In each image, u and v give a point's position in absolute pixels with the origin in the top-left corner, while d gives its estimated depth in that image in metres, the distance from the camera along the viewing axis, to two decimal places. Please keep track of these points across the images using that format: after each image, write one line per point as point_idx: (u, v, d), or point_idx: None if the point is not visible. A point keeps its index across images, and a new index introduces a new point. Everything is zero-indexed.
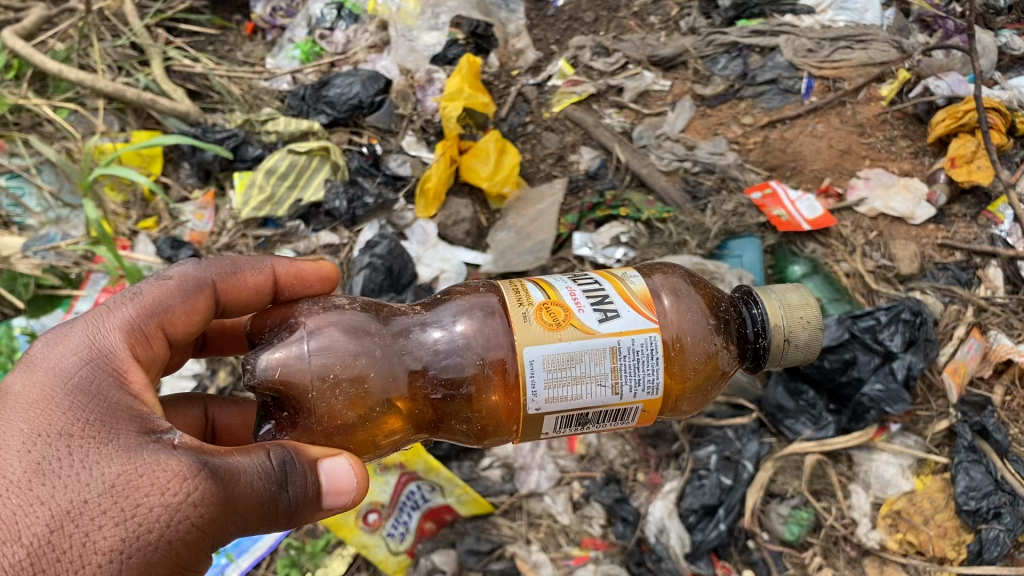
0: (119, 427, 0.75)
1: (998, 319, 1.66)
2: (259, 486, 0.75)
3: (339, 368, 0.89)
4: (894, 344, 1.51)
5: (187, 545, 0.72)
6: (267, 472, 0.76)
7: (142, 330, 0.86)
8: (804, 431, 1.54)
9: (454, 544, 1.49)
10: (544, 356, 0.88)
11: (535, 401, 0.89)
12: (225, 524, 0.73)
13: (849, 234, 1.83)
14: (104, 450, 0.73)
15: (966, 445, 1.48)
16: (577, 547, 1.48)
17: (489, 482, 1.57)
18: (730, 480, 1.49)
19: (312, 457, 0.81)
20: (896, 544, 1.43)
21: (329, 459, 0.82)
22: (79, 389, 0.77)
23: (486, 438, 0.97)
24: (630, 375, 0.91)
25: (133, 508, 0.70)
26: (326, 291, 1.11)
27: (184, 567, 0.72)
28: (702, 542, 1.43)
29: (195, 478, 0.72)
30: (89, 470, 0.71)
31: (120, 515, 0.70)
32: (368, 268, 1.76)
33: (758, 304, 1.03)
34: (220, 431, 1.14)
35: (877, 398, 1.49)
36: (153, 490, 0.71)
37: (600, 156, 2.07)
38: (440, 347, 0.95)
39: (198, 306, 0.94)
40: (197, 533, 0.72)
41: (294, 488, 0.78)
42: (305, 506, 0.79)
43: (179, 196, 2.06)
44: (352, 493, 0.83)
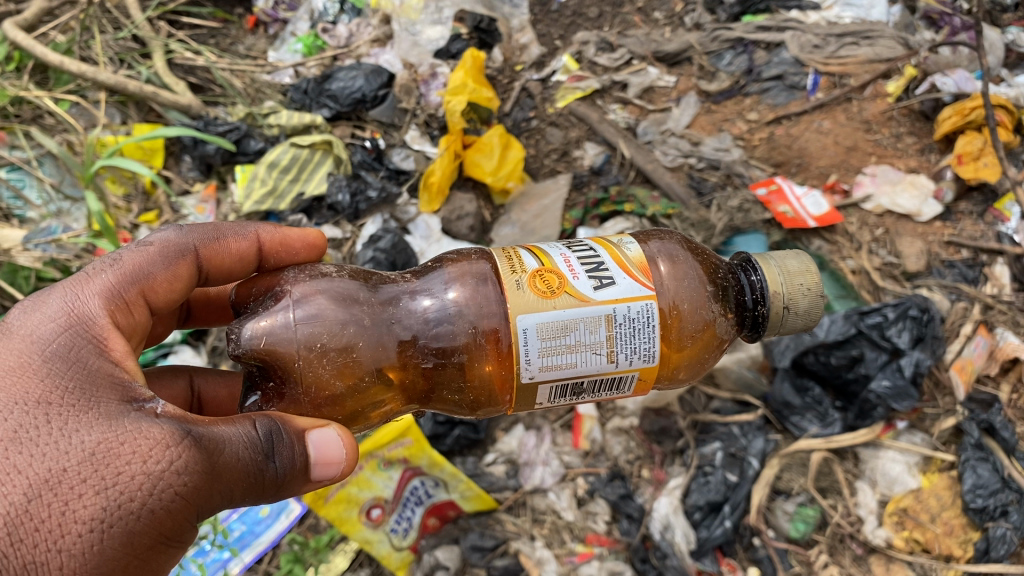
0: (99, 396, 0.74)
1: (1005, 317, 1.65)
2: (245, 456, 0.74)
3: (327, 338, 0.87)
4: (902, 340, 1.50)
5: (171, 515, 0.71)
6: (254, 442, 0.75)
7: (122, 296, 0.84)
8: (811, 428, 1.54)
9: (457, 540, 1.48)
10: (538, 324, 0.87)
11: (529, 370, 0.88)
12: (210, 494, 0.72)
13: (855, 231, 1.82)
14: (83, 418, 0.71)
15: (972, 443, 1.47)
16: (581, 543, 1.47)
17: (493, 477, 1.56)
18: (736, 477, 1.48)
19: (299, 428, 0.80)
20: (902, 542, 1.42)
21: (317, 430, 0.81)
22: (57, 356, 0.75)
23: (479, 409, 0.96)
24: (626, 343, 0.90)
25: (115, 476, 0.69)
26: (312, 258, 1.10)
27: (168, 537, 0.71)
28: (708, 539, 1.42)
29: (176, 445, 0.71)
30: (68, 440, 0.70)
31: (101, 484, 0.69)
32: (371, 263, 1.75)
33: (757, 271, 1.02)
34: (206, 404, 1.13)
35: (883, 394, 1.49)
36: (134, 457, 0.70)
37: (605, 152, 2.06)
38: (430, 315, 0.94)
39: (179, 274, 0.92)
40: (181, 502, 0.71)
41: (280, 458, 0.77)
42: (292, 477, 0.78)
43: (180, 189, 2.04)
44: (341, 464, 0.82)
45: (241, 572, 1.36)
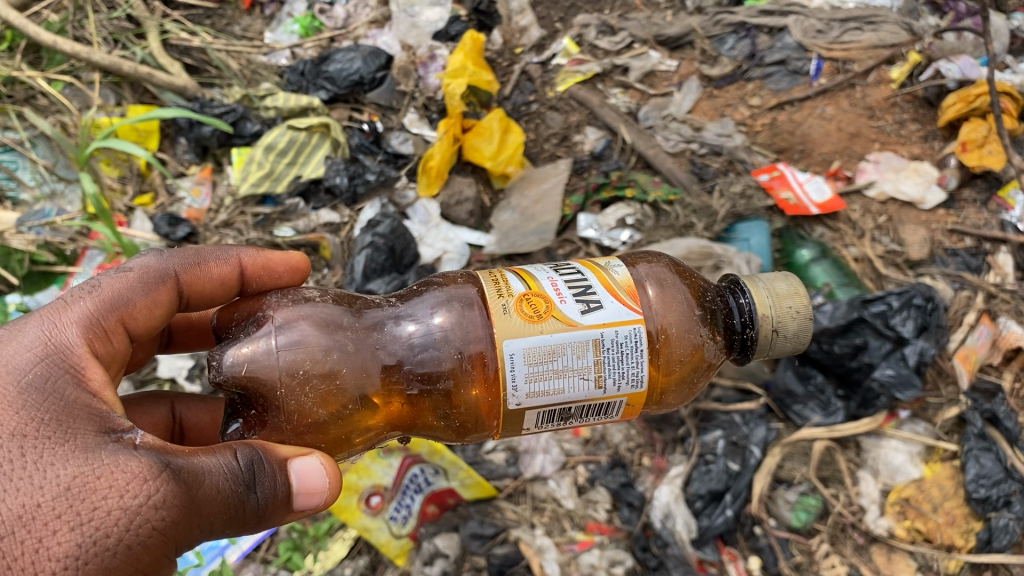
0: (75, 427, 0.72)
1: (1008, 305, 1.64)
2: (225, 488, 0.74)
3: (310, 364, 0.86)
4: (906, 329, 1.48)
5: (148, 549, 0.70)
6: (235, 472, 0.75)
7: (100, 325, 0.83)
8: (813, 416, 1.53)
9: (457, 528, 1.47)
10: (525, 349, 0.86)
11: (516, 396, 0.87)
12: (189, 528, 0.72)
13: (858, 218, 1.81)
14: (57, 452, 0.70)
15: (976, 433, 1.46)
16: (581, 531, 1.46)
17: (493, 465, 1.55)
18: (738, 465, 1.48)
19: (282, 457, 0.79)
20: (904, 531, 1.42)
21: (300, 459, 0.80)
22: (33, 387, 0.74)
23: (467, 435, 0.95)
24: (614, 368, 0.88)
25: (91, 511, 0.68)
26: (296, 281, 1.09)
27: (144, 573, 0.70)
28: (709, 528, 1.41)
29: (154, 479, 0.70)
30: (43, 475, 0.68)
31: (76, 519, 0.67)
32: (370, 248, 1.72)
33: (745, 294, 1.00)
34: (188, 431, 1.12)
35: (887, 383, 1.47)
36: (111, 492, 0.69)
37: (605, 137, 2.04)
38: (415, 340, 0.92)
39: (157, 298, 0.90)
40: (158, 537, 0.70)
41: (261, 488, 0.76)
42: (273, 508, 0.77)
43: (176, 171, 2.02)
44: (324, 494, 0.81)
45: (239, 558, 1.38)
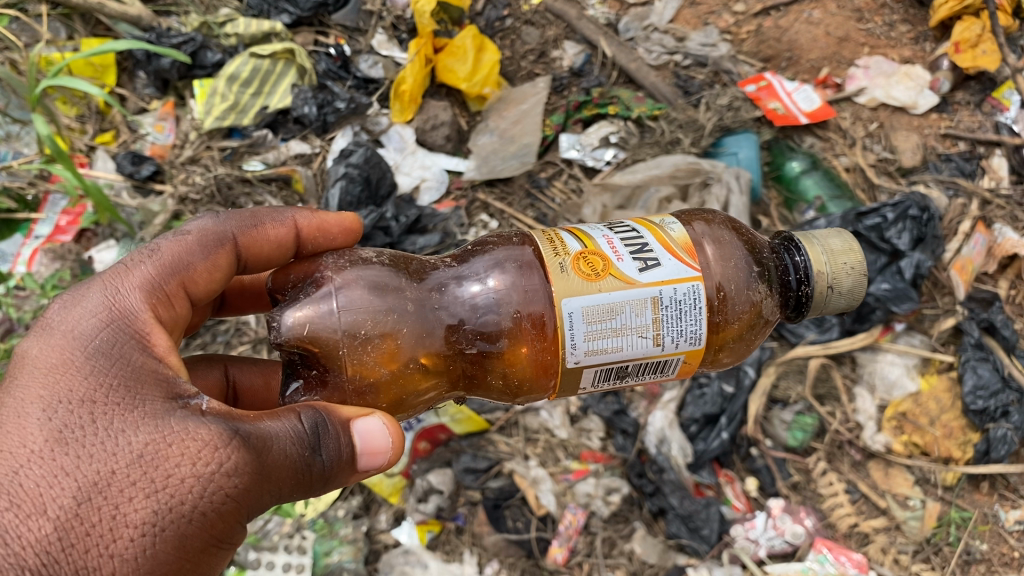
0: (144, 393, 0.68)
1: (1003, 212, 1.61)
2: (291, 453, 0.69)
3: (370, 325, 0.82)
4: (902, 242, 1.43)
5: (221, 516, 0.67)
6: (300, 436, 0.70)
7: (164, 292, 0.78)
8: (808, 334, 1.49)
9: (450, 463, 1.45)
10: (583, 308, 0.81)
11: (574, 354, 0.82)
12: (258, 495, 0.68)
13: (849, 126, 1.76)
14: (128, 419, 0.66)
15: (972, 343, 1.43)
16: (575, 461, 1.45)
17: (483, 398, 1.50)
18: (732, 388, 1.44)
19: (343, 418, 0.74)
20: (901, 446, 1.40)
21: (361, 419, 0.75)
22: (100, 353, 0.70)
23: (520, 394, 0.90)
24: (672, 326, 0.84)
25: (165, 478, 0.64)
26: (350, 244, 1.00)
27: (218, 539, 0.67)
28: (705, 452, 1.40)
29: (224, 446, 0.66)
30: (116, 442, 0.65)
31: (150, 486, 0.64)
32: (344, 179, 1.66)
33: (801, 250, 0.94)
34: (242, 393, 1.05)
35: (883, 297, 1.43)
36: (183, 458, 0.65)
37: (585, 52, 1.95)
38: (478, 302, 0.87)
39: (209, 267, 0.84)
40: (231, 503, 0.67)
41: (326, 451, 0.71)
42: (338, 470, 0.73)
43: (136, 108, 1.93)
44: (387, 454, 0.76)
45: None
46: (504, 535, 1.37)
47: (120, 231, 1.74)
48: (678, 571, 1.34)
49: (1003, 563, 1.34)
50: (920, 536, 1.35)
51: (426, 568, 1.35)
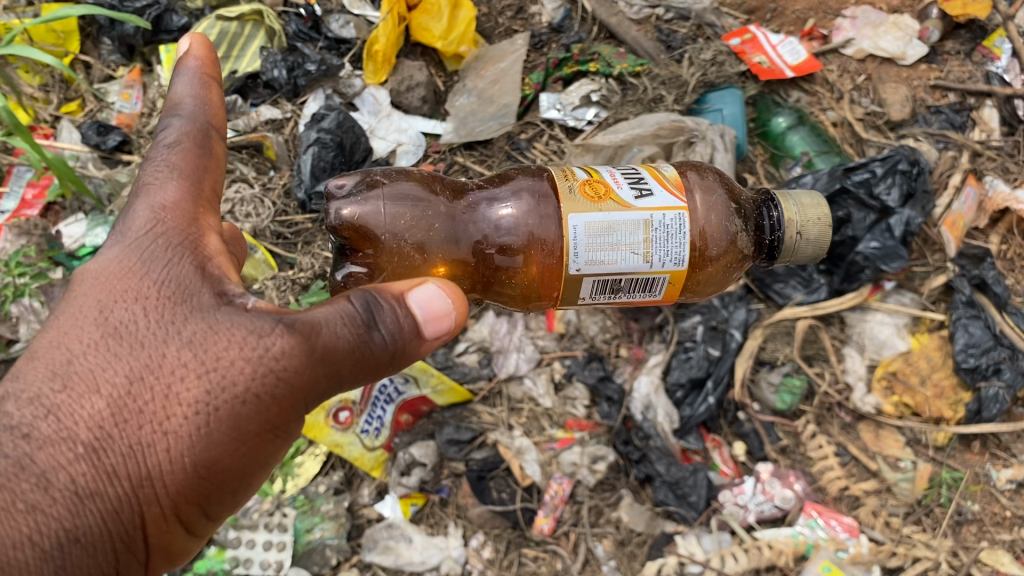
0: (193, 280, 0.67)
1: (994, 165, 1.58)
2: (344, 333, 0.66)
3: (409, 218, 0.81)
4: (892, 198, 1.38)
5: (275, 400, 0.66)
6: (351, 316, 0.67)
7: (219, 177, 0.75)
8: (795, 295, 1.45)
9: (433, 435, 1.41)
10: (587, 223, 0.79)
11: (575, 265, 0.80)
12: (311, 379, 0.66)
13: (836, 79, 1.71)
14: (177, 307, 0.66)
15: (964, 301, 1.39)
16: (561, 429, 1.42)
17: (466, 368, 1.47)
18: (718, 351, 1.41)
19: (397, 292, 0.70)
20: (892, 407, 1.38)
21: (415, 290, 0.71)
22: (149, 237, 0.68)
23: (532, 305, 0.87)
24: (664, 248, 0.81)
25: (216, 361, 0.64)
26: None
27: (274, 425, 0.67)
28: (691, 418, 1.37)
29: (270, 331, 0.65)
30: (168, 330, 0.65)
31: (200, 367, 0.64)
32: (317, 145, 1.61)
33: (777, 208, 0.90)
34: None
35: (872, 256, 1.39)
36: (231, 343, 0.65)
37: (564, 6, 1.88)
38: (503, 223, 0.84)
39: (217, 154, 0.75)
40: (283, 386, 0.65)
41: (383, 327, 0.68)
42: (402, 346, 0.69)
43: (102, 76, 1.86)
44: (446, 320, 0.72)
45: None
46: (489, 507, 1.34)
47: (88, 203, 1.69)
48: (666, 538, 1.32)
49: (995, 523, 1.32)
50: (911, 497, 1.33)
51: (410, 542, 1.33)
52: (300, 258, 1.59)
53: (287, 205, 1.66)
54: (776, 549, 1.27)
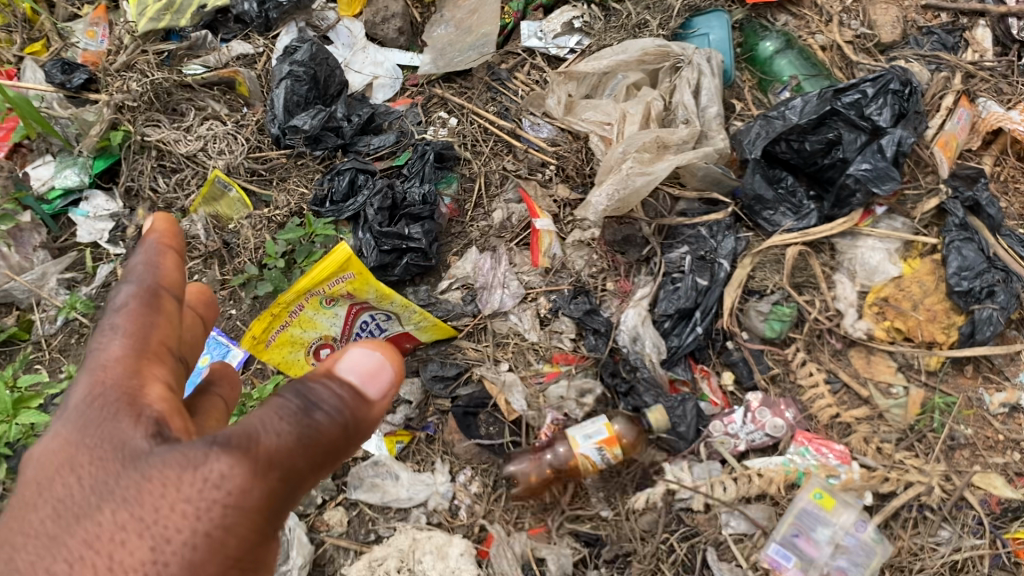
0: (126, 434, 0.57)
1: (987, 85, 1.54)
2: (283, 430, 0.57)
3: None
4: (883, 119, 1.36)
5: (230, 531, 0.55)
6: (286, 410, 0.58)
7: (173, 334, 0.64)
8: (785, 221, 1.41)
9: (418, 372, 1.41)
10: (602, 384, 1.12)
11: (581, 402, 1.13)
12: (263, 494, 0.56)
13: (824, 2, 1.67)
14: (110, 467, 0.56)
15: (956, 223, 1.36)
16: (548, 363, 1.39)
17: (450, 305, 1.45)
18: (705, 281, 1.39)
19: (324, 368, 0.62)
20: (883, 332, 1.35)
21: (341, 359, 0.63)
22: (85, 410, 0.59)
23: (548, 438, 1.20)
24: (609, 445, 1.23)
25: (154, 512, 0.53)
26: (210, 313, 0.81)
27: (237, 557, 0.56)
28: (679, 348, 1.35)
29: (204, 457, 0.54)
30: (105, 495, 0.55)
31: (140, 524, 0.53)
32: (290, 79, 1.58)
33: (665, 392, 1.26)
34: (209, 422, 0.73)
35: (863, 179, 1.34)
36: (168, 488, 0.54)
37: None
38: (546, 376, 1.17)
39: (167, 310, 0.64)
40: (235, 514, 0.55)
41: (322, 407, 0.59)
42: (344, 422, 0.60)
43: (67, 15, 1.81)
44: (380, 374, 0.64)
45: None
46: (476, 440, 1.33)
47: (55, 145, 1.64)
48: (654, 469, 1.29)
49: (988, 447, 1.29)
50: (904, 424, 1.30)
51: (396, 479, 1.30)
52: (275, 195, 1.54)
53: (261, 141, 1.62)
54: (767, 477, 1.24)
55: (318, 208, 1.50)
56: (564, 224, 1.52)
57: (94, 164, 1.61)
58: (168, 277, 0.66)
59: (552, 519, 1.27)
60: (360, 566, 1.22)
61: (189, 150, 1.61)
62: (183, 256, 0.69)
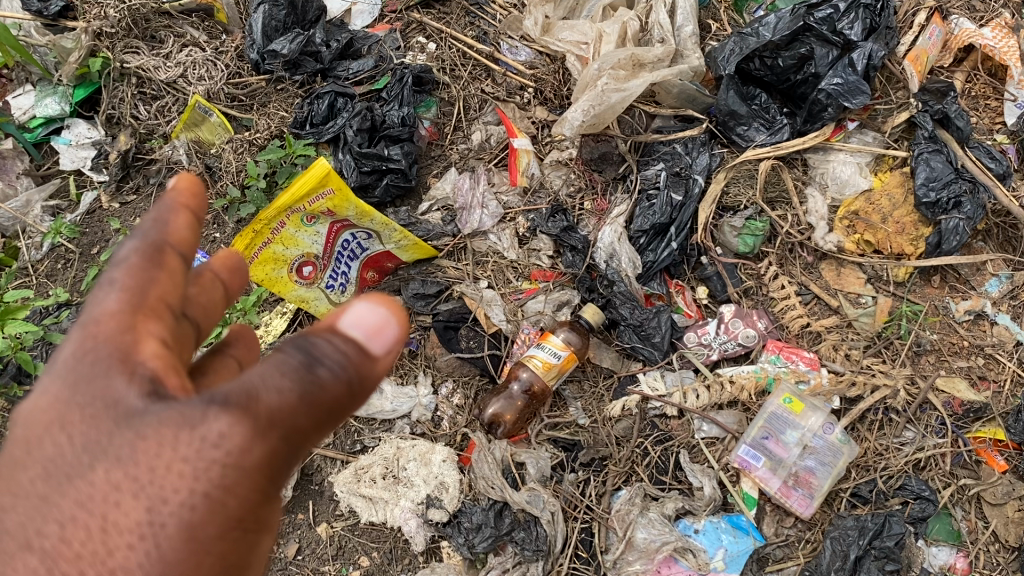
0: (119, 392, 0.47)
1: (961, 3, 1.55)
2: (286, 391, 0.45)
3: None
4: (854, 33, 1.36)
5: (232, 490, 0.46)
6: (287, 366, 0.46)
7: (179, 290, 0.53)
8: (758, 136, 1.43)
9: (400, 291, 1.44)
10: None
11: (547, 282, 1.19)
12: (263, 454, 0.46)
13: None
14: (103, 427, 0.47)
15: (926, 137, 1.39)
16: (526, 281, 1.43)
17: (430, 225, 1.46)
18: (681, 196, 1.41)
19: (329, 319, 0.50)
20: (853, 245, 1.39)
21: (347, 308, 0.50)
22: (75, 371, 0.49)
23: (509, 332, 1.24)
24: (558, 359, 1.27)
25: (148, 472, 0.45)
26: (240, 283, 0.67)
27: (240, 517, 0.48)
28: (655, 263, 1.38)
29: (202, 415, 0.45)
30: (99, 454, 0.46)
31: (136, 483, 0.45)
32: (268, 3, 1.57)
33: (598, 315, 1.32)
34: None
35: (834, 94, 1.37)
36: (164, 447, 0.45)
37: None
38: None
39: (172, 267, 0.53)
40: (235, 474, 0.46)
41: (327, 364, 0.47)
42: (353, 383, 0.48)
43: None
44: (390, 326, 0.50)
45: None
46: (457, 354, 1.36)
47: (34, 73, 1.64)
48: (631, 379, 1.35)
49: (952, 352, 1.33)
50: (871, 331, 1.35)
51: (380, 393, 1.34)
52: (256, 120, 1.56)
53: (241, 68, 1.63)
54: (738, 385, 1.29)
55: (298, 131, 1.51)
56: (543, 145, 1.54)
57: (75, 92, 1.61)
58: (176, 234, 0.55)
59: (531, 427, 1.31)
60: (347, 476, 1.28)
61: (169, 76, 1.62)
62: (195, 213, 0.58)
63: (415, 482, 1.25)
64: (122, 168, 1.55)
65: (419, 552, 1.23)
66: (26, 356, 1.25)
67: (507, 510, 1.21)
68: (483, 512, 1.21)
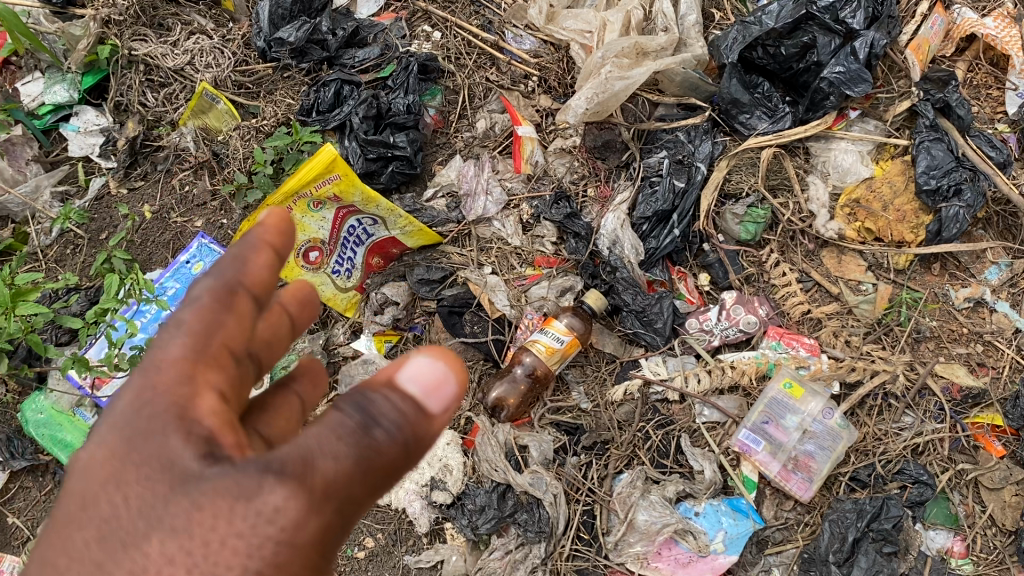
0: (175, 452, 0.49)
1: None
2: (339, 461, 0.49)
3: None
4: (856, 21, 1.37)
5: (284, 568, 0.49)
6: (344, 435, 0.50)
7: (242, 336, 0.56)
8: (760, 125, 1.44)
9: (405, 276, 1.44)
10: None
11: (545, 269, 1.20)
12: (316, 527, 0.49)
13: None
14: (158, 490, 0.49)
15: (926, 125, 1.39)
16: (530, 267, 1.45)
17: (435, 212, 1.47)
18: (683, 184, 1.42)
19: (384, 379, 0.54)
20: (854, 233, 1.40)
21: (402, 371, 0.54)
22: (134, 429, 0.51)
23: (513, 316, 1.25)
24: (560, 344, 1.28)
25: (203, 545, 0.47)
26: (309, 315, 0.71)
27: None
28: (657, 250, 1.39)
29: (258, 485, 0.47)
30: (155, 520, 0.48)
31: (191, 557, 0.47)
32: None
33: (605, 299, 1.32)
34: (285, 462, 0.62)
35: (836, 82, 1.38)
36: (220, 520, 0.47)
37: None
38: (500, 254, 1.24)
39: (241, 309, 0.56)
40: (289, 550, 0.48)
41: (382, 431, 0.51)
42: (404, 447, 0.53)
43: None
44: (443, 388, 0.55)
45: None
46: (461, 339, 1.38)
47: (43, 61, 1.63)
48: (634, 363, 1.37)
49: (952, 339, 1.35)
50: (871, 318, 1.36)
51: None
52: (263, 108, 1.57)
53: (248, 55, 1.63)
54: (738, 369, 1.30)
55: (305, 118, 1.53)
56: (547, 133, 1.55)
57: (83, 80, 1.62)
58: (254, 275, 0.57)
59: (534, 411, 1.32)
60: None
61: (177, 64, 1.63)
62: (279, 250, 0.60)
63: (419, 464, 1.27)
64: (130, 155, 1.57)
65: (422, 533, 1.26)
66: (36, 340, 1.25)
67: (509, 492, 1.24)
68: (485, 494, 1.23)
